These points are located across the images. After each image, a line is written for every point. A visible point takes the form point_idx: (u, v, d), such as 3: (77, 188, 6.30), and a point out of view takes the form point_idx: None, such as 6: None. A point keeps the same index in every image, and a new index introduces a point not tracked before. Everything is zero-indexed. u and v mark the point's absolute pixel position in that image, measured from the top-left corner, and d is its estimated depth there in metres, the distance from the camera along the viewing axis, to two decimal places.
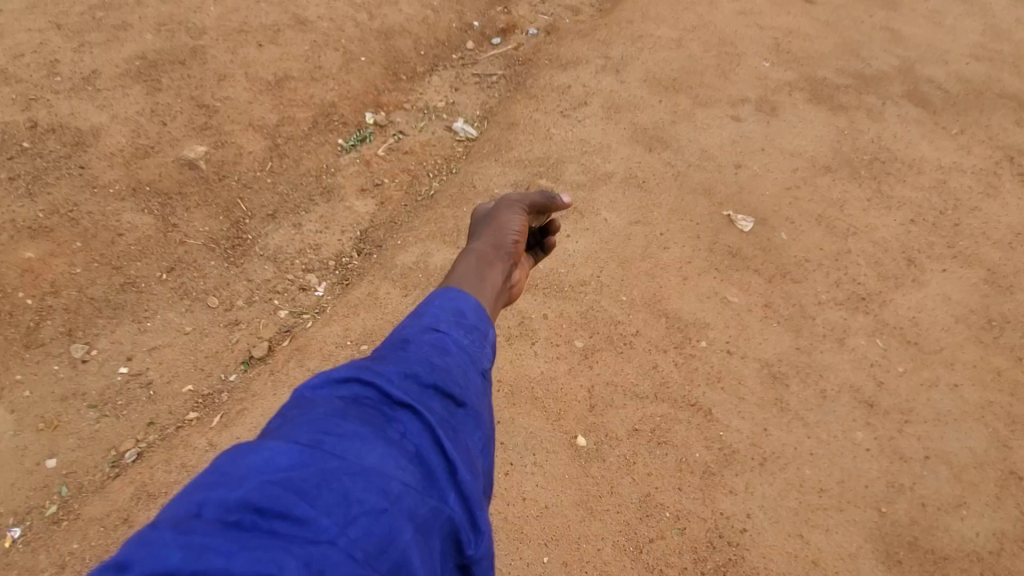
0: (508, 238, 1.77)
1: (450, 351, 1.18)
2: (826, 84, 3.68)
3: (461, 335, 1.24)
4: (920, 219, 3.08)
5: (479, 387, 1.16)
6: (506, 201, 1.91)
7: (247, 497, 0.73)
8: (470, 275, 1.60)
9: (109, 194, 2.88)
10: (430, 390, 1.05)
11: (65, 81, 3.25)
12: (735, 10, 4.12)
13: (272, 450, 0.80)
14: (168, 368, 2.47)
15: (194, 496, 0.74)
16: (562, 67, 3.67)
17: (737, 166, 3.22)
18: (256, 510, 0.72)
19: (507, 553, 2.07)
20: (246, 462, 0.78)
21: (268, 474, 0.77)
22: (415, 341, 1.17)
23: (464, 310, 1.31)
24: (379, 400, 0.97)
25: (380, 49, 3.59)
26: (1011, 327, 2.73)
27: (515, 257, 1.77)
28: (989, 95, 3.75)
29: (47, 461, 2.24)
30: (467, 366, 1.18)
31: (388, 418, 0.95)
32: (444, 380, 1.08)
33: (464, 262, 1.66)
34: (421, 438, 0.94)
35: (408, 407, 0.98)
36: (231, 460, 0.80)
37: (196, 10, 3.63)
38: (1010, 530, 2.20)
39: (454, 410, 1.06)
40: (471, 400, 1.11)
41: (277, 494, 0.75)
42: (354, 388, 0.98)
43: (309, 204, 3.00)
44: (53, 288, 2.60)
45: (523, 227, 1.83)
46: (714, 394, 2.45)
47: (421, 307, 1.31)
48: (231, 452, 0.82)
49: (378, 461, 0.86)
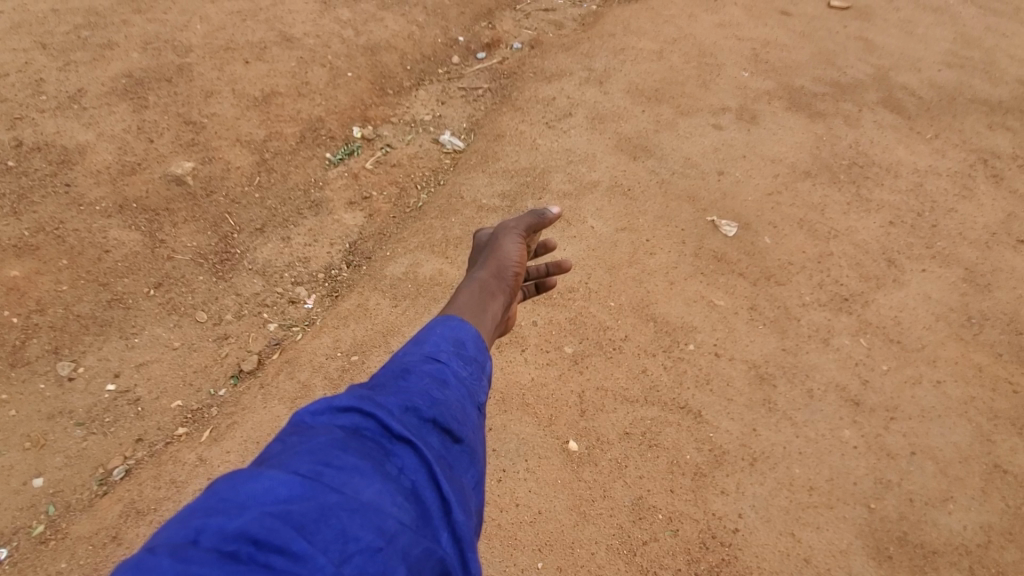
0: (509, 268, 1.80)
1: (449, 383, 1.21)
2: (804, 93, 3.76)
3: (460, 367, 1.28)
4: (898, 221, 3.15)
5: (475, 421, 1.19)
6: (505, 227, 1.94)
7: (245, 528, 0.75)
8: (472, 305, 1.63)
9: (96, 211, 2.88)
10: (428, 424, 1.08)
11: (51, 100, 3.25)
12: (714, 22, 4.20)
13: (273, 480, 0.83)
14: (156, 384, 2.47)
15: (192, 522, 0.77)
16: (546, 80, 3.73)
17: (720, 173, 3.28)
18: (252, 542, 0.75)
19: (501, 560, 2.09)
20: (246, 490, 0.81)
21: (267, 505, 0.79)
22: (416, 371, 1.20)
23: (464, 341, 1.35)
24: (379, 432, 1.00)
25: (366, 64, 3.62)
26: (990, 324, 2.80)
27: (515, 287, 1.80)
28: (961, 100, 3.85)
29: (33, 480, 2.23)
30: (465, 400, 1.20)
31: (387, 452, 0.98)
32: (443, 415, 1.12)
33: (465, 292, 1.69)
34: (417, 475, 0.98)
35: (407, 442, 1.01)
36: (230, 487, 0.82)
37: (182, 28, 3.64)
38: (997, 523, 2.26)
39: (450, 446, 1.10)
40: (468, 435, 1.14)
41: (275, 527, 0.77)
42: (354, 418, 1.01)
43: (297, 218, 3.02)
44: (39, 306, 2.60)
45: (522, 255, 1.86)
46: (703, 396, 2.50)
47: (422, 335, 1.34)
48: (230, 478, 0.85)
49: (376, 496, 0.89)
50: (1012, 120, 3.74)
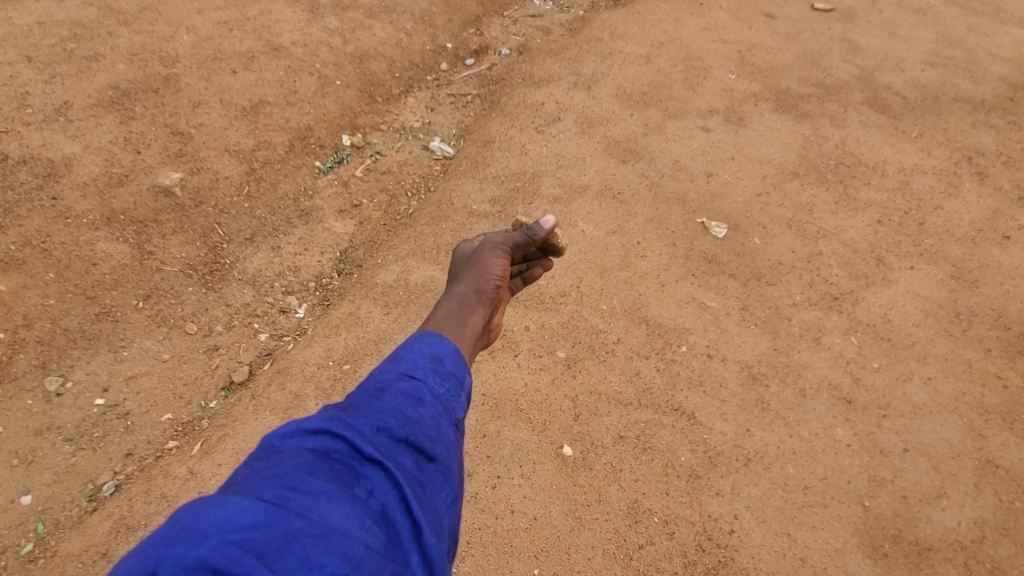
0: (490, 281, 1.80)
1: (424, 400, 1.21)
2: (791, 94, 3.80)
3: (437, 384, 1.28)
4: (886, 220, 3.18)
5: (451, 438, 1.19)
6: (488, 243, 1.93)
7: (205, 557, 0.74)
8: (452, 319, 1.63)
9: (83, 223, 2.86)
10: (400, 444, 1.07)
11: (37, 113, 3.23)
12: (700, 26, 4.24)
13: (236, 506, 0.81)
14: (145, 398, 2.45)
15: (151, 552, 0.75)
16: (535, 86, 3.75)
17: (709, 175, 3.30)
18: (213, 572, 0.73)
19: (497, 568, 2.08)
20: (208, 517, 0.79)
21: (229, 533, 0.77)
22: (390, 390, 1.20)
23: (442, 357, 1.35)
24: (349, 454, 0.99)
25: (354, 72, 3.63)
26: (978, 320, 2.83)
27: (496, 301, 1.80)
28: (944, 99, 3.90)
29: (22, 498, 2.20)
30: (441, 417, 1.20)
31: (357, 475, 0.97)
32: (416, 434, 1.11)
33: (445, 306, 1.70)
34: (387, 497, 0.97)
35: (377, 463, 1.00)
36: (194, 514, 0.80)
37: (169, 39, 3.63)
38: (991, 518, 2.27)
39: (424, 465, 1.09)
40: (442, 453, 1.14)
41: (236, 556, 0.76)
42: (324, 440, 0.99)
43: (288, 227, 3.01)
44: (25, 320, 2.57)
45: (505, 270, 1.85)
46: (696, 397, 2.51)
47: (399, 352, 1.34)
48: (193, 505, 0.83)
49: (342, 521, 0.87)
50: (995, 118, 3.80)
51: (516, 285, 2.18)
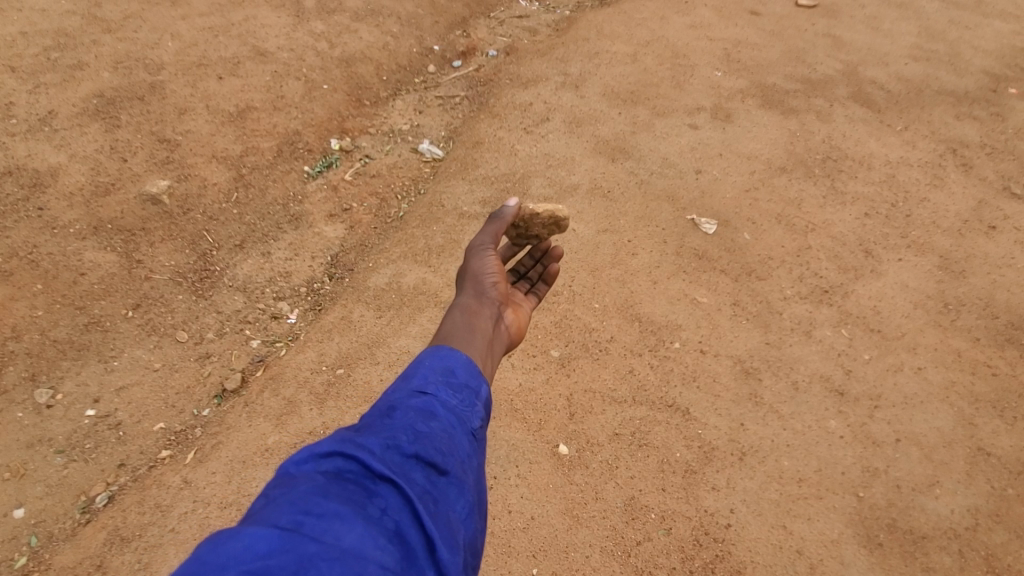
0: (488, 284, 1.78)
1: (436, 415, 1.21)
2: (776, 90, 3.83)
3: (449, 397, 1.28)
4: (873, 212, 3.21)
5: (465, 450, 1.19)
6: (474, 244, 1.89)
7: None
8: (459, 330, 1.63)
9: (70, 233, 2.84)
10: (412, 460, 1.08)
11: (21, 123, 3.21)
12: (686, 23, 4.27)
13: (251, 535, 0.80)
14: (137, 408, 2.43)
15: None
16: (523, 86, 3.76)
17: (698, 171, 3.32)
18: None
19: (496, 569, 2.08)
20: (225, 549, 0.78)
21: (245, 563, 0.76)
22: (401, 408, 1.20)
23: (453, 369, 1.36)
24: (361, 473, 0.99)
25: (342, 76, 3.62)
26: (966, 309, 2.86)
27: (500, 303, 1.79)
28: (928, 92, 3.93)
29: (14, 512, 2.18)
30: (453, 430, 1.21)
31: (369, 494, 0.96)
32: (427, 449, 1.11)
33: (450, 319, 1.69)
34: (401, 515, 0.96)
35: (390, 481, 1.00)
36: (211, 548, 0.79)
37: (154, 46, 3.61)
38: (983, 506, 2.30)
39: (437, 479, 1.09)
40: (455, 466, 1.14)
41: None
42: (336, 461, 1.00)
43: (277, 232, 3.00)
44: (14, 332, 2.55)
45: (499, 269, 1.83)
46: (690, 393, 2.52)
47: (411, 369, 1.35)
48: (210, 538, 0.82)
49: (357, 541, 0.87)
50: (978, 110, 3.84)
51: (542, 288, 2.08)
